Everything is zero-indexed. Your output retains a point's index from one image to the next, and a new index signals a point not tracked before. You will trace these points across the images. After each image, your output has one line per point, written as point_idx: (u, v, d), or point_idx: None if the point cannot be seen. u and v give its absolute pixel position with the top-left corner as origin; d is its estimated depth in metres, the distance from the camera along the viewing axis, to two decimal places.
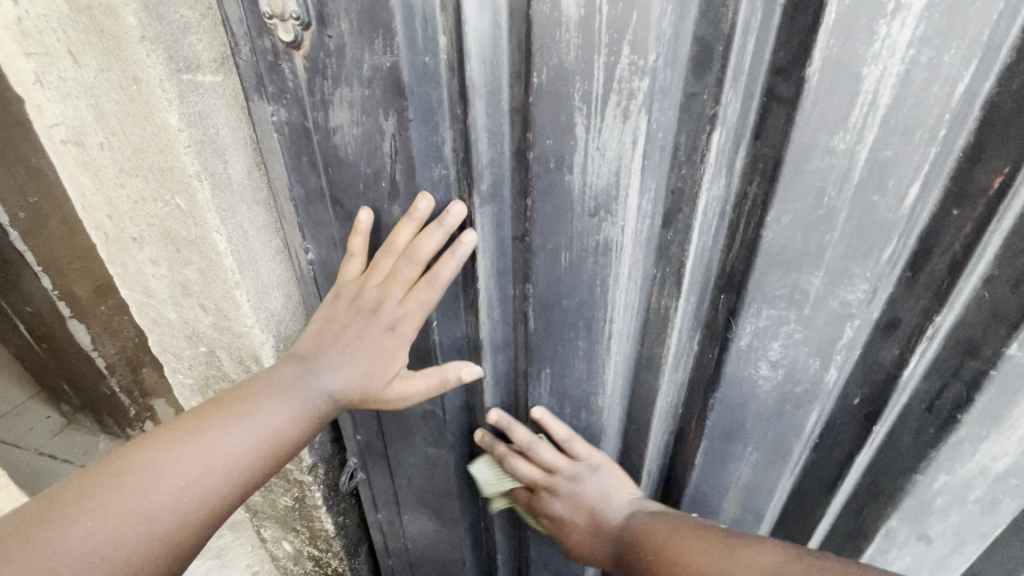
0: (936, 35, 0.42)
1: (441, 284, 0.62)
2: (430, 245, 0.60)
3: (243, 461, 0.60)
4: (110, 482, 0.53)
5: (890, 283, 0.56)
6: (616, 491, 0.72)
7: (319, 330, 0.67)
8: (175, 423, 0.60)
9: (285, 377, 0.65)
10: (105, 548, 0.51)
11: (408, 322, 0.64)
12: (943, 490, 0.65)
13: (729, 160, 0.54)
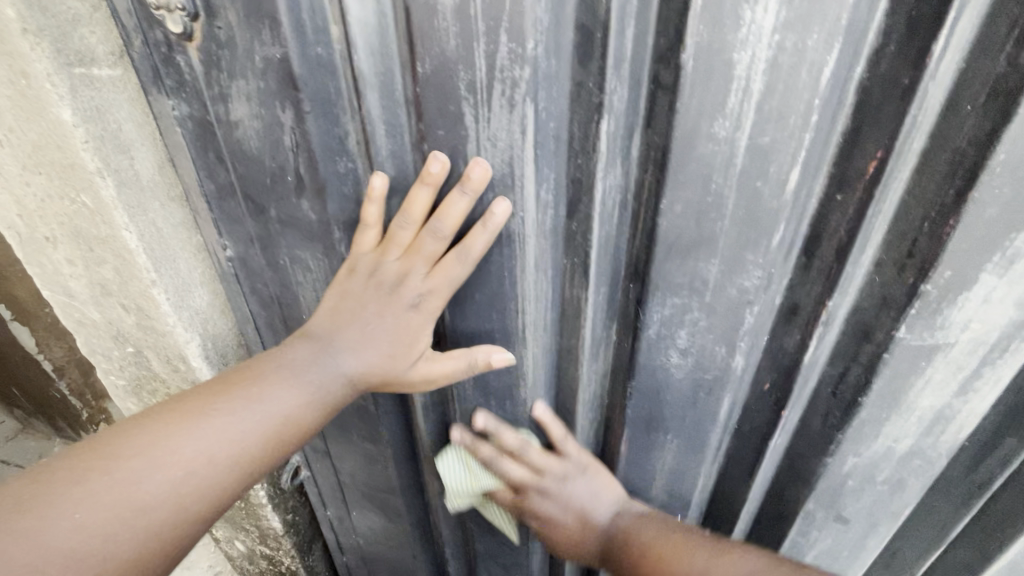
0: (798, 20, 0.42)
1: (470, 257, 0.57)
2: (456, 215, 0.55)
3: (247, 450, 0.56)
4: (100, 469, 0.50)
5: (787, 270, 0.56)
6: (604, 492, 0.74)
7: (334, 305, 0.61)
8: (175, 405, 0.55)
9: (298, 359, 0.60)
10: (92, 545, 0.48)
11: (434, 297, 0.59)
12: (854, 472, 0.67)
13: (624, 149, 0.54)
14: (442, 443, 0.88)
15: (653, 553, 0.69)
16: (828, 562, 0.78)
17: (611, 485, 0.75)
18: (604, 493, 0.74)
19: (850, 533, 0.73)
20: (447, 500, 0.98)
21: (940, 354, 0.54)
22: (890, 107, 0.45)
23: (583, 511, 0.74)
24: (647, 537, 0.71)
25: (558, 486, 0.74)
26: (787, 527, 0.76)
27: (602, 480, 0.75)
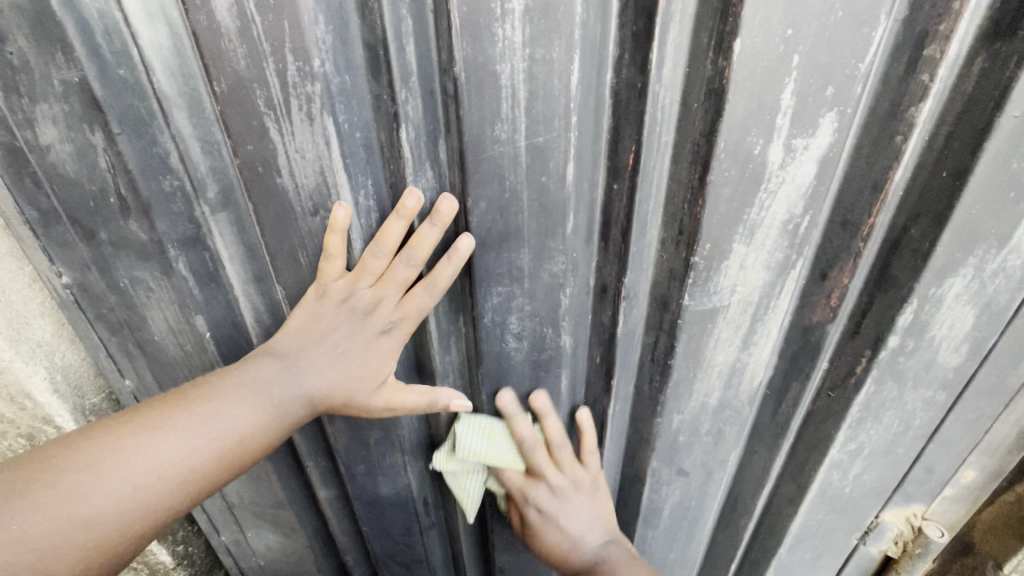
0: (541, 36, 0.49)
1: (439, 288, 0.61)
2: (427, 247, 0.59)
3: (198, 468, 0.55)
4: (45, 482, 0.48)
5: (589, 252, 0.63)
6: (594, 527, 0.79)
7: (303, 324, 0.62)
8: (127, 416, 0.54)
9: (260, 375, 0.60)
10: (33, 559, 0.46)
11: (405, 323, 0.63)
12: (682, 428, 0.75)
13: (431, 154, 0.59)
14: (323, 448, 0.90)
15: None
16: (681, 516, 0.86)
17: (602, 521, 0.80)
18: (592, 516, 0.79)
19: (692, 484, 0.82)
20: (339, 503, 0.99)
21: (720, 315, 0.63)
22: (633, 106, 0.53)
23: (569, 548, 0.79)
24: None
25: (557, 508, 0.78)
26: (642, 487, 0.83)
27: (598, 520, 0.80)
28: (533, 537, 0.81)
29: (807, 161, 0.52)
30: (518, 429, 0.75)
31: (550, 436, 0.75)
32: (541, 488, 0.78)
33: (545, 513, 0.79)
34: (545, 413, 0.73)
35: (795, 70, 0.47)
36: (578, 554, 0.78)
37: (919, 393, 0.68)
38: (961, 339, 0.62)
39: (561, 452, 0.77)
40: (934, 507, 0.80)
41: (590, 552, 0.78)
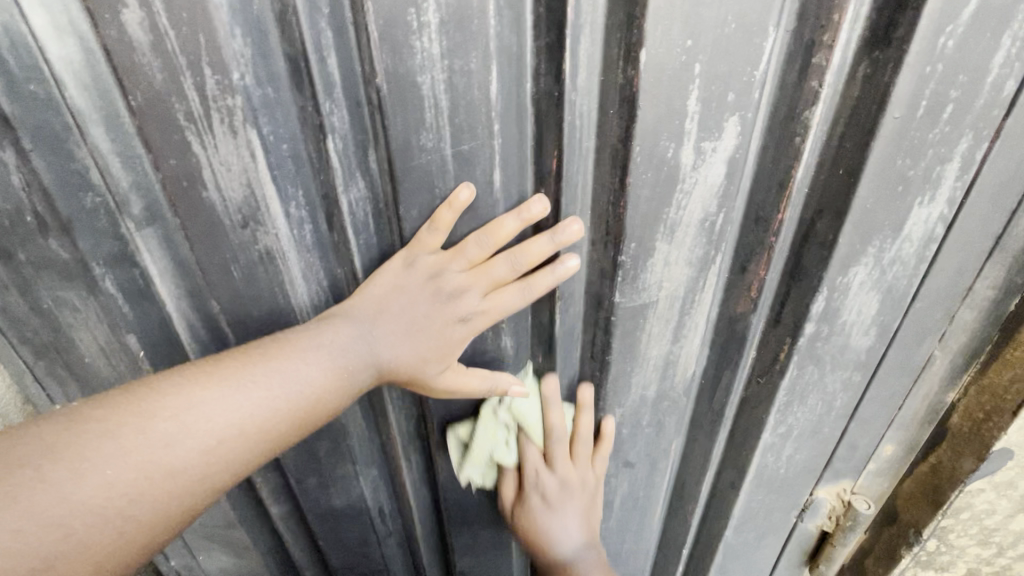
0: (458, 47, 0.50)
1: (533, 294, 0.62)
2: (537, 255, 0.60)
3: (276, 426, 0.53)
4: (128, 428, 0.47)
5: None
6: (578, 533, 0.81)
7: (387, 291, 0.60)
8: (205, 365, 0.52)
9: (336, 336, 0.57)
10: (118, 505, 0.45)
11: (488, 318, 0.62)
12: (624, 420, 0.78)
13: (361, 164, 0.60)
14: (272, 465, 0.88)
15: None
16: (631, 506, 0.90)
17: (587, 531, 0.82)
18: (577, 530, 0.81)
19: (639, 475, 0.85)
20: (293, 518, 0.98)
21: (650, 310, 0.66)
22: (553, 114, 0.55)
23: (546, 539, 0.81)
24: None
25: (552, 510, 0.80)
26: None
27: (580, 524, 0.82)
28: (523, 519, 0.82)
29: (717, 163, 0.55)
30: (552, 409, 0.75)
31: (579, 431, 0.76)
32: (551, 475, 0.79)
33: (546, 496, 0.79)
34: (584, 406, 0.75)
35: (698, 77, 0.50)
36: (554, 550, 0.81)
37: (837, 375, 0.72)
38: (870, 324, 0.67)
39: (581, 450, 0.78)
40: (861, 481, 0.86)
41: (568, 551, 0.81)
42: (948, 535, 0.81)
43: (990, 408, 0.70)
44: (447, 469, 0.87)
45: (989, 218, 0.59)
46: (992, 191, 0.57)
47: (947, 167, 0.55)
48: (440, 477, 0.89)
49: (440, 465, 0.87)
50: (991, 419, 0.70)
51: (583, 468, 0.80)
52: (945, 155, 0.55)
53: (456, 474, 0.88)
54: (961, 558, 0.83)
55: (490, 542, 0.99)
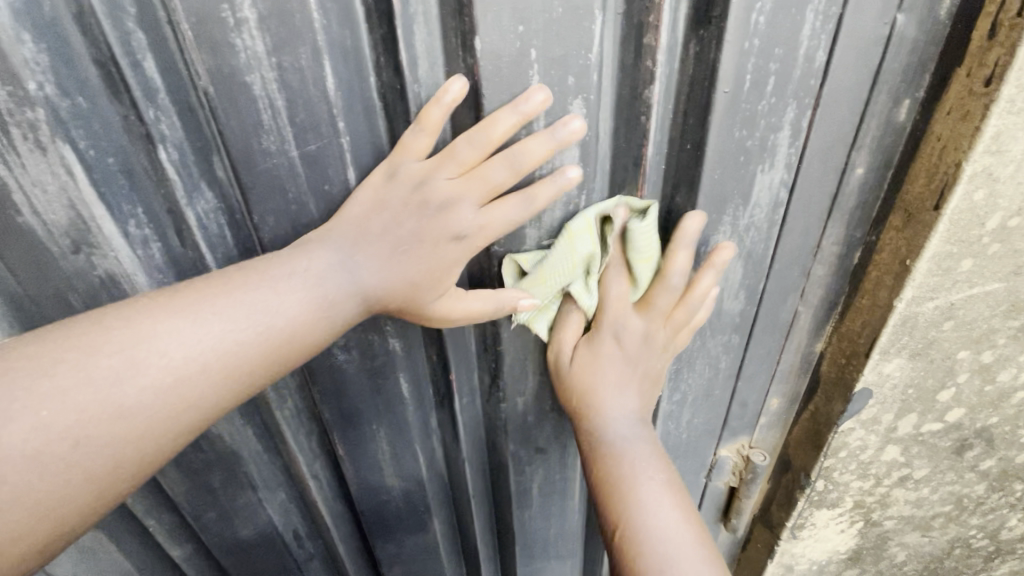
0: (283, 44, 0.48)
1: (532, 206, 0.54)
2: (535, 157, 0.52)
3: (239, 368, 0.46)
4: (69, 365, 0.41)
5: None
6: (632, 410, 0.65)
7: (365, 209, 0.53)
8: (157, 299, 0.45)
9: (307, 263, 0.50)
10: (61, 448, 0.39)
11: (484, 235, 0.54)
12: (527, 408, 0.79)
13: (205, 174, 0.56)
14: (166, 505, 0.82)
15: (626, 493, 0.60)
16: (550, 491, 0.91)
17: (652, 438, 0.64)
18: (635, 401, 0.65)
19: (552, 459, 0.87)
20: (202, 558, 0.92)
21: None
22: (400, 108, 0.54)
23: (591, 364, 0.64)
24: (646, 497, 0.59)
25: (621, 368, 0.64)
26: (505, 467, 0.87)
27: (637, 394, 0.65)
28: (586, 360, 0.64)
29: (569, 146, 0.57)
30: (672, 259, 0.60)
31: (692, 291, 0.62)
32: (635, 321, 0.63)
33: (621, 342, 0.63)
34: (710, 270, 0.61)
35: (535, 63, 0.51)
36: (599, 423, 0.64)
37: (719, 339, 0.76)
38: (738, 288, 0.72)
39: (682, 311, 0.63)
40: (756, 436, 0.92)
41: (614, 425, 0.64)
42: (834, 473, 0.87)
43: (850, 352, 0.75)
44: (359, 481, 0.85)
45: (823, 179, 0.64)
46: (822, 154, 0.62)
47: (779, 135, 0.59)
48: (353, 491, 0.87)
49: (351, 478, 0.85)
50: (850, 362, 0.75)
51: (671, 333, 0.65)
52: (776, 124, 0.59)
53: (369, 486, 0.86)
54: (847, 493, 0.91)
55: (416, 548, 0.97)
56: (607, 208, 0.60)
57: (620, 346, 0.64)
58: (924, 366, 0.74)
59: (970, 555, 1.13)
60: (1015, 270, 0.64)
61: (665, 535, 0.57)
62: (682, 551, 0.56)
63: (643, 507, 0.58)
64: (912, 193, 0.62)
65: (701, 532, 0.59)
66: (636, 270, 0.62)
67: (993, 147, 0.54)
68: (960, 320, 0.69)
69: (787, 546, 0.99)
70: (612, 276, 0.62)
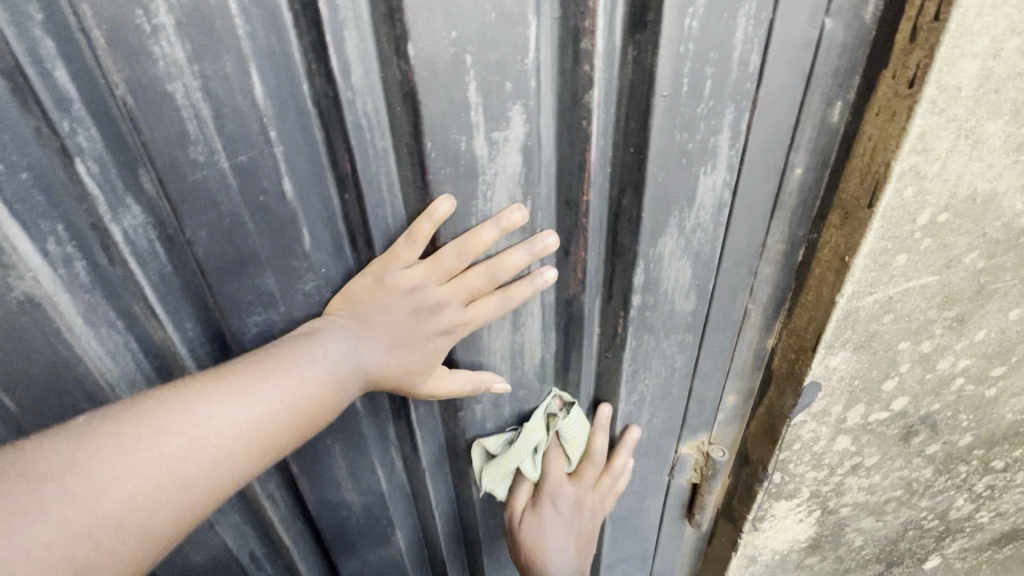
0: (204, 51, 0.46)
1: (509, 303, 0.63)
2: (513, 267, 0.61)
3: (281, 438, 0.53)
4: (146, 443, 0.45)
5: (342, 267, 0.62)
6: (568, 545, 0.84)
7: (368, 303, 0.60)
8: (209, 379, 0.51)
9: (328, 351, 0.57)
10: (141, 517, 0.44)
11: (466, 328, 0.63)
12: (486, 415, 0.78)
13: (130, 187, 0.53)
14: None
15: None
16: None
17: (577, 539, 0.85)
18: (571, 556, 0.84)
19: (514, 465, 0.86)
20: None
21: None
22: (335, 116, 0.52)
23: (538, 529, 0.82)
24: None
25: (553, 504, 0.83)
26: (467, 476, 0.86)
27: (574, 550, 0.85)
28: (530, 521, 0.83)
29: (511, 152, 0.56)
30: (594, 440, 0.81)
31: (611, 467, 0.85)
32: (569, 497, 0.83)
33: (556, 504, 0.83)
34: (623, 450, 0.84)
35: (471, 68, 0.50)
36: (545, 565, 0.82)
37: (672, 340, 0.77)
38: (688, 288, 0.72)
39: (606, 480, 0.85)
40: (714, 432, 0.94)
41: (558, 568, 0.83)
42: (790, 465, 0.89)
43: (798, 348, 0.77)
44: (316, 498, 0.82)
45: (764, 179, 0.65)
46: (761, 155, 0.63)
47: (719, 137, 0.60)
48: (311, 509, 0.84)
49: (308, 495, 0.82)
50: (799, 357, 0.77)
51: (600, 491, 0.85)
52: (715, 127, 0.59)
53: (327, 502, 0.84)
54: (804, 484, 0.93)
55: (381, 562, 0.95)
56: (547, 408, 0.78)
57: (556, 509, 0.83)
58: (867, 358, 0.76)
59: (922, 536, 1.17)
60: (946, 262, 0.67)
61: None
62: None
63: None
64: (848, 192, 0.64)
65: None
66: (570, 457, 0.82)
67: (919, 146, 0.56)
68: (899, 312, 0.71)
69: (750, 539, 1.01)
70: (550, 452, 0.81)
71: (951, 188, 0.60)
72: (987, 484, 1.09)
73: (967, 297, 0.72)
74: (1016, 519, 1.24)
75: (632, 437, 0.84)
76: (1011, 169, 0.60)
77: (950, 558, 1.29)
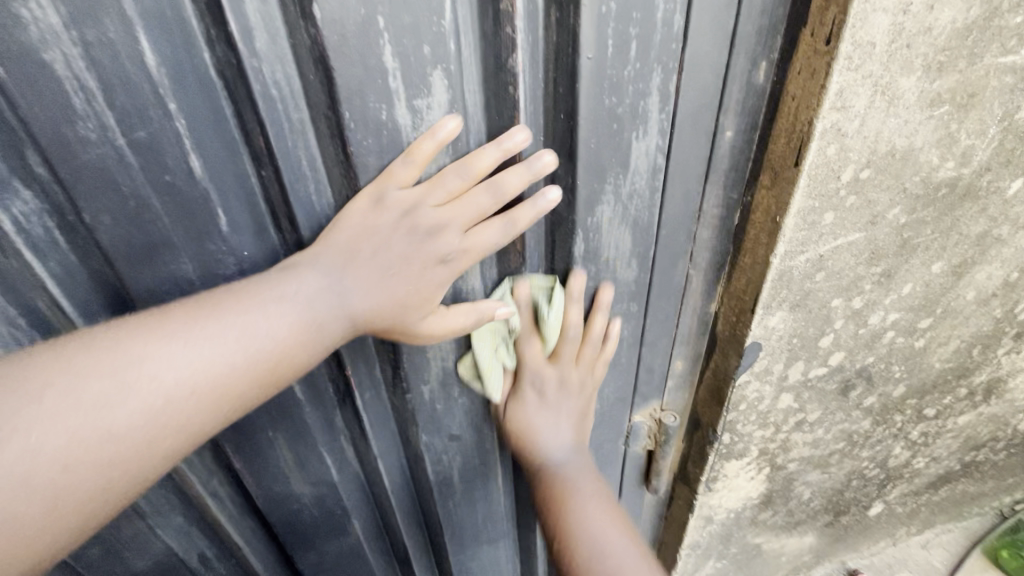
0: (82, 16, 0.43)
1: (511, 230, 0.58)
2: (514, 186, 0.56)
3: (228, 392, 0.48)
4: (68, 390, 0.42)
5: (267, 249, 0.59)
6: (565, 430, 0.77)
7: (352, 231, 0.54)
8: (155, 321, 0.47)
9: (299, 286, 0.51)
10: (69, 460, 0.42)
11: (469, 256, 0.57)
12: (434, 396, 0.77)
13: (14, 171, 0.49)
14: None
15: (560, 494, 0.74)
16: (471, 476, 0.91)
17: (578, 433, 0.78)
18: (569, 433, 0.77)
19: (468, 444, 0.86)
20: None
21: None
22: (241, 87, 0.49)
23: (534, 435, 0.76)
24: (587, 516, 0.71)
25: (540, 402, 0.76)
26: (421, 458, 0.85)
27: (571, 427, 0.77)
28: (514, 411, 0.76)
29: (436, 120, 0.54)
30: (568, 316, 0.72)
31: (590, 333, 0.74)
32: (551, 375, 0.75)
33: (539, 394, 0.76)
34: (600, 311, 0.73)
35: (384, 31, 0.48)
36: (542, 455, 0.76)
37: (617, 308, 0.77)
38: (629, 257, 0.72)
39: (587, 351, 0.76)
40: (665, 399, 0.95)
41: (556, 458, 0.76)
42: (737, 425, 0.92)
43: (739, 310, 0.79)
44: (264, 492, 0.80)
45: (696, 142, 0.65)
46: (692, 119, 0.63)
47: (648, 101, 0.60)
48: (259, 503, 0.81)
49: (255, 490, 0.79)
50: (740, 319, 0.79)
51: (585, 373, 0.77)
52: (644, 90, 0.59)
53: (276, 495, 0.81)
54: (752, 443, 0.96)
55: (341, 551, 0.94)
56: (508, 290, 0.69)
57: (541, 398, 0.76)
58: (804, 317, 0.78)
59: (865, 484, 1.24)
60: (872, 219, 0.69)
61: (587, 516, 0.71)
62: (603, 530, 0.70)
63: (581, 512, 0.72)
64: (776, 152, 0.65)
65: (613, 509, 0.73)
66: (546, 334, 0.72)
67: (838, 103, 0.57)
68: (830, 270, 0.73)
69: (704, 499, 1.05)
70: (525, 339, 0.73)
71: (871, 145, 0.62)
72: (922, 432, 1.16)
73: (891, 253, 0.75)
74: (949, 463, 1.32)
75: (608, 293, 0.73)
76: (926, 125, 0.63)
77: (892, 503, 1.37)
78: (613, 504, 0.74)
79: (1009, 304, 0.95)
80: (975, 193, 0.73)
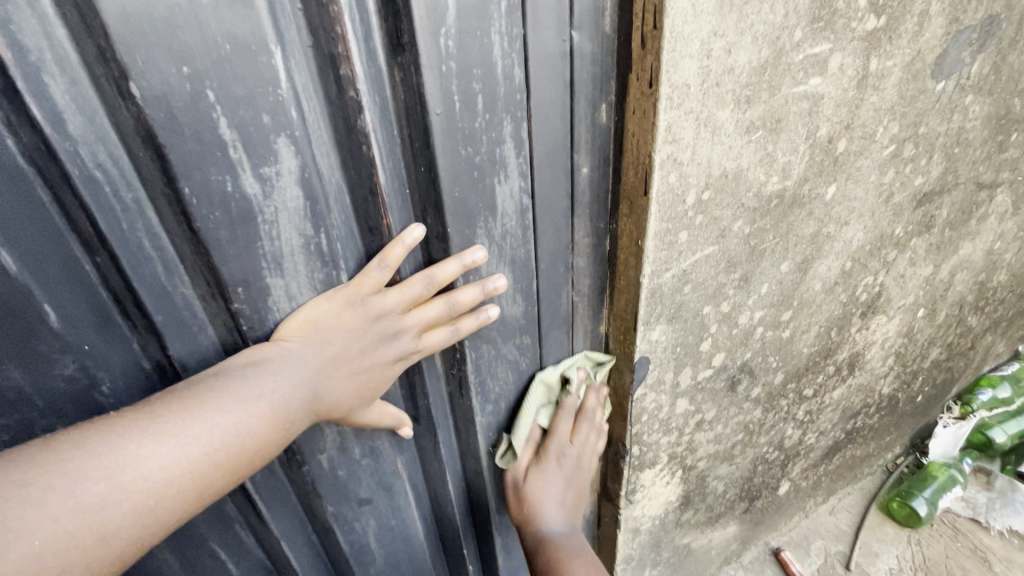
0: None
1: (453, 337, 0.65)
2: (464, 303, 0.64)
3: (213, 483, 0.48)
4: (56, 496, 0.41)
5: (116, 340, 0.55)
6: (559, 500, 0.83)
7: (323, 325, 0.57)
8: (138, 421, 0.46)
9: (275, 380, 0.52)
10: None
11: (416, 357, 0.63)
12: (334, 463, 0.73)
13: None
14: None
15: (552, 550, 0.81)
16: (389, 537, 0.87)
17: (570, 496, 0.85)
18: (566, 507, 0.84)
19: (380, 505, 0.82)
20: None
21: None
22: (55, 171, 0.46)
23: (538, 504, 0.82)
24: (572, 568, 0.79)
25: (554, 459, 0.82)
26: (332, 531, 0.80)
27: (569, 504, 0.84)
28: (533, 478, 0.83)
29: (288, 186, 0.53)
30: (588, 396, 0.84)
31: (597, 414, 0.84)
32: (573, 444, 0.83)
33: (562, 462, 0.82)
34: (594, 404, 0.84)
35: (216, 105, 0.46)
36: (541, 521, 0.82)
37: (510, 343, 0.78)
38: (514, 292, 0.74)
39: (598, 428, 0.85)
40: None
41: (552, 526, 0.83)
42: (644, 436, 0.96)
43: (624, 329, 0.83)
44: None
45: (556, 181, 0.69)
46: (549, 160, 0.67)
47: (504, 148, 0.62)
48: None
49: None
50: (626, 337, 0.83)
51: (594, 448, 0.85)
52: (498, 138, 0.61)
53: None
54: (660, 450, 1.01)
55: None
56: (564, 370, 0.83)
57: (558, 462, 0.82)
58: (681, 327, 0.85)
59: (770, 467, 1.34)
60: (720, 232, 0.77)
61: (578, 570, 0.79)
62: (578, 569, 0.79)
63: (569, 569, 0.78)
64: (629, 183, 0.70)
65: (585, 549, 0.82)
66: None
67: (669, 137, 0.64)
68: (695, 282, 0.80)
69: (628, 512, 1.08)
70: (562, 414, 0.82)
71: (705, 170, 0.69)
72: (806, 410, 1.28)
73: (744, 260, 0.84)
74: (836, 433, 1.47)
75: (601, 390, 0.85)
76: (748, 148, 0.71)
77: (796, 480, 1.50)
78: (581, 544, 0.83)
79: (851, 289, 1.09)
80: (801, 201, 0.84)
